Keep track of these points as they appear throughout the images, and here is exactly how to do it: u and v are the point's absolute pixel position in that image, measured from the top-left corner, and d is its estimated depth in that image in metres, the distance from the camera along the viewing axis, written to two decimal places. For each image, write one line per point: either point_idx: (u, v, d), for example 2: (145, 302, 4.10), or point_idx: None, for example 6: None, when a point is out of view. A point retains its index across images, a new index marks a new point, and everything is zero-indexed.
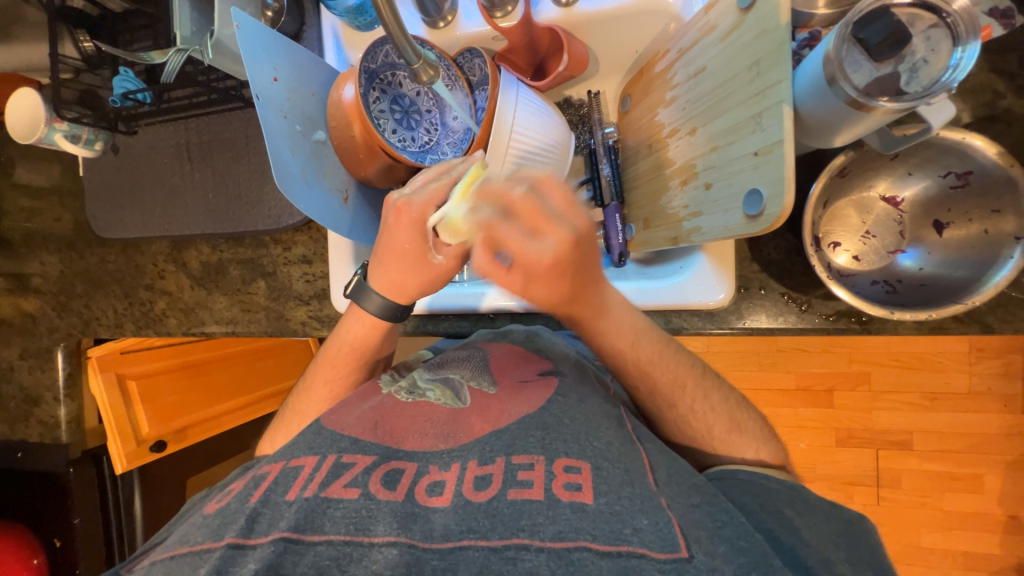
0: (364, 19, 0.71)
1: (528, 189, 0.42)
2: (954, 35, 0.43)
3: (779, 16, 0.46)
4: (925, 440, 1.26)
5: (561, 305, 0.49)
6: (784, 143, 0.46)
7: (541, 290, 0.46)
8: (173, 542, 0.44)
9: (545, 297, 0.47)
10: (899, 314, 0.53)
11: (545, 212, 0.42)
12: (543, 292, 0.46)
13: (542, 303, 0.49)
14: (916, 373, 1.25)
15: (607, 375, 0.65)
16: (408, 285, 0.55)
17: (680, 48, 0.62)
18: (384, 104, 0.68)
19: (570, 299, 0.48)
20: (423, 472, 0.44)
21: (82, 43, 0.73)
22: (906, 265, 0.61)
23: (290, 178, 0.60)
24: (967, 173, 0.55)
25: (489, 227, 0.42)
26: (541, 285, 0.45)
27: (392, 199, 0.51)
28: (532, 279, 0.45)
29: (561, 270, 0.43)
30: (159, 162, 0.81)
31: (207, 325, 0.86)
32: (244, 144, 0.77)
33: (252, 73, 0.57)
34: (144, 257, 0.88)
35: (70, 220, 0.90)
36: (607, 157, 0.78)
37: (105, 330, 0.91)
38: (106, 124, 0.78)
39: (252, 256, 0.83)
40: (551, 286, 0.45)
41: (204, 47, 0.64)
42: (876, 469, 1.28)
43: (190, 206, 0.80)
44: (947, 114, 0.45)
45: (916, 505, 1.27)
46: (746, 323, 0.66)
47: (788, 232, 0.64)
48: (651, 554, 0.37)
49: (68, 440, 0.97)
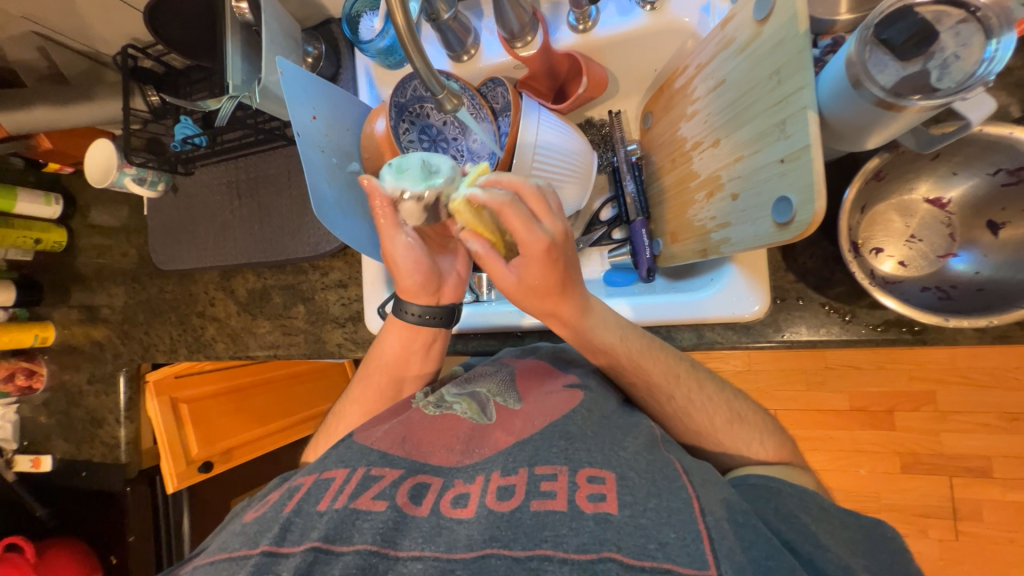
0: (393, 58, 0.76)
1: (535, 185, 0.49)
2: (987, 28, 0.41)
3: (797, 24, 0.46)
4: (1005, 466, 1.13)
5: (549, 305, 0.52)
6: (811, 148, 0.45)
7: (533, 274, 0.49)
8: (214, 548, 0.46)
9: (538, 288, 0.50)
10: (954, 321, 0.50)
11: (548, 204, 0.48)
12: (535, 283, 0.50)
13: (533, 299, 0.52)
14: (988, 390, 1.13)
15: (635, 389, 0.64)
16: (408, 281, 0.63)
17: (698, 64, 0.63)
18: (413, 135, 0.72)
19: (556, 300, 0.51)
20: (448, 486, 0.46)
21: (150, 97, 0.81)
22: (960, 269, 0.57)
23: (328, 209, 0.64)
24: (1020, 168, 0.52)
25: (500, 206, 0.47)
26: (536, 272, 0.48)
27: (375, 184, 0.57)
28: (526, 263, 0.48)
29: (556, 257, 0.48)
30: (212, 200, 0.88)
31: (251, 349, 0.91)
32: (286, 178, 0.83)
33: (293, 114, 0.62)
34: (198, 286, 0.95)
35: (135, 255, 0.99)
36: (631, 173, 0.77)
37: (162, 355, 0.98)
38: (168, 168, 0.85)
39: (293, 282, 0.88)
40: (542, 273, 0.48)
41: (253, 93, 0.71)
42: (951, 499, 1.15)
43: (238, 238, 0.87)
44: (987, 108, 0.43)
45: (1003, 541, 1.13)
46: (785, 335, 0.63)
47: (824, 239, 0.62)
48: (678, 569, 0.36)
49: (127, 459, 1.04)
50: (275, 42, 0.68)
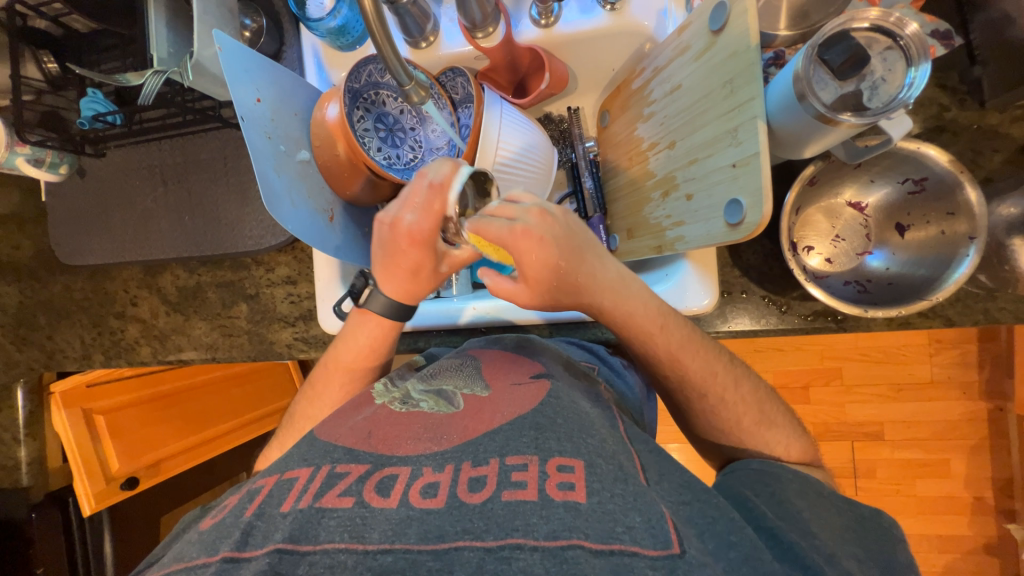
0: (345, 39, 0.71)
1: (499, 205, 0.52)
2: (908, 56, 0.47)
3: (749, 38, 0.49)
4: (894, 430, 1.32)
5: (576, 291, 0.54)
6: (760, 155, 0.49)
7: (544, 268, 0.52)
8: (168, 558, 0.42)
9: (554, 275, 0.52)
10: (871, 311, 0.57)
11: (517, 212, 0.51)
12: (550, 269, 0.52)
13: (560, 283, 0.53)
14: (883, 366, 1.31)
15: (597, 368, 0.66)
16: (408, 288, 0.59)
17: (656, 67, 0.66)
18: (369, 123, 0.69)
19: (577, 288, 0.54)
20: (416, 475, 0.44)
21: (47, 64, 0.71)
22: (875, 265, 0.66)
23: (275, 196, 0.59)
24: (923, 179, 0.60)
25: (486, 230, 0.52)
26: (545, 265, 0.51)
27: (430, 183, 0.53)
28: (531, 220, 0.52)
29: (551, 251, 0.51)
30: (131, 184, 0.78)
31: (183, 351, 0.83)
32: (222, 164, 0.75)
33: (236, 94, 0.57)
34: (115, 283, 0.84)
35: (31, 247, 0.85)
36: (589, 170, 0.82)
37: (71, 362, 0.86)
38: (72, 148, 0.74)
39: (232, 279, 0.81)
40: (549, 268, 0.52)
41: (182, 69, 0.63)
42: (852, 460, 1.33)
43: (164, 229, 0.78)
44: (906, 126, 0.48)
45: (891, 493, 1.33)
46: (729, 326, 0.69)
47: (764, 238, 0.68)
48: (643, 552, 0.38)
49: (30, 482, 0.92)
50: (208, 13, 0.61)
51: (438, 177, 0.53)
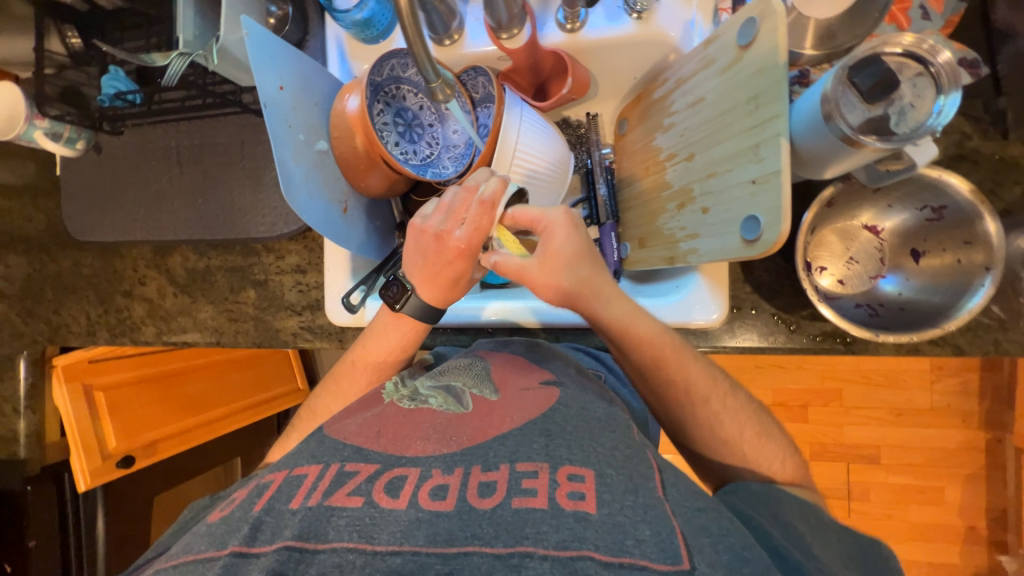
0: (370, 32, 0.71)
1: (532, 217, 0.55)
2: (937, 84, 0.47)
3: (777, 55, 0.49)
4: (891, 454, 1.32)
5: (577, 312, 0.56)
6: (781, 173, 0.49)
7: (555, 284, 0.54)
8: (177, 549, 0.43)
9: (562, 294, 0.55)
10: (882, 335, 0.56)
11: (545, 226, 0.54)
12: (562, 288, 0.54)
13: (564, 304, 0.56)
14: (884, 390, 1.31)
15: (600, 371, 0.67)
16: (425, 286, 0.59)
17: (679, 78, 0.65)
18: (388, 117, 0.69)
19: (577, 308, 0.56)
20: (426, 476, 0.44)
21: (70, 38, 0.71)
22: (888, 290, 0.66)
23: (292, 185, 0.59)
24: (942, 207, 0.60)
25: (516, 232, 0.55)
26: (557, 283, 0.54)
27: (481, 201, 0.54)
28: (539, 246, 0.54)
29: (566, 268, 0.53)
30: (146, 164, 0.78)
31: (188, 333, 0.83)
32: (238, 149, 0.75)
33: (260, 82, 0.57)
34: (124, 261, 0.84)
35: (42, 220, 0.85)
36: (604, 176, 0.80)
37: (76, 337, 0.86)
38: (90, 124, 0.76)
39: (242, 265, 0.81)
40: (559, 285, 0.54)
41: (206, 52, 0.63)
42: (847, 482, 1.33)
43: (177, 211, 0.78)
44: (930, 153, 0.48)
45: (884, 517, 1.32)
46: (737, 340, 0.69)
47: (778, 257, 0.68)
48: (653, 566, 0.37)
49: (27, 455, 0.92)
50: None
51: (488, 194, 0.54)
